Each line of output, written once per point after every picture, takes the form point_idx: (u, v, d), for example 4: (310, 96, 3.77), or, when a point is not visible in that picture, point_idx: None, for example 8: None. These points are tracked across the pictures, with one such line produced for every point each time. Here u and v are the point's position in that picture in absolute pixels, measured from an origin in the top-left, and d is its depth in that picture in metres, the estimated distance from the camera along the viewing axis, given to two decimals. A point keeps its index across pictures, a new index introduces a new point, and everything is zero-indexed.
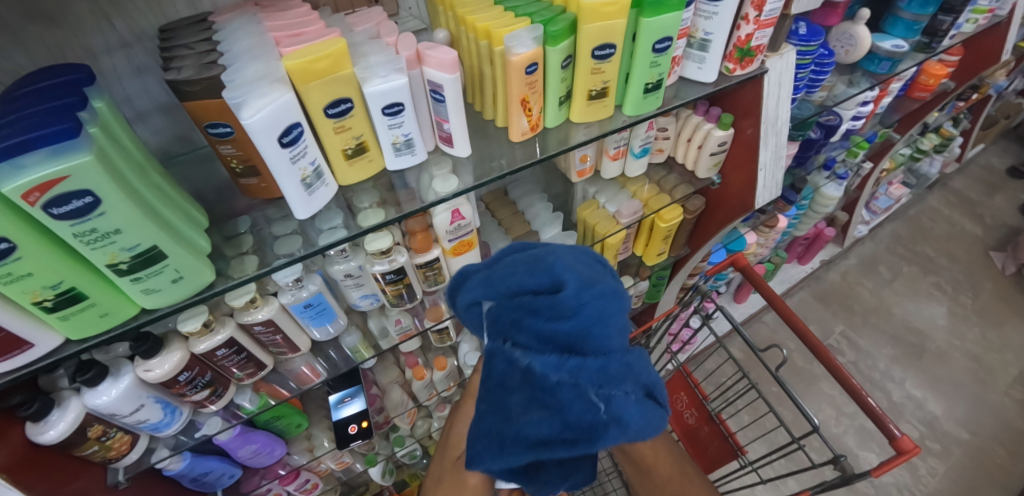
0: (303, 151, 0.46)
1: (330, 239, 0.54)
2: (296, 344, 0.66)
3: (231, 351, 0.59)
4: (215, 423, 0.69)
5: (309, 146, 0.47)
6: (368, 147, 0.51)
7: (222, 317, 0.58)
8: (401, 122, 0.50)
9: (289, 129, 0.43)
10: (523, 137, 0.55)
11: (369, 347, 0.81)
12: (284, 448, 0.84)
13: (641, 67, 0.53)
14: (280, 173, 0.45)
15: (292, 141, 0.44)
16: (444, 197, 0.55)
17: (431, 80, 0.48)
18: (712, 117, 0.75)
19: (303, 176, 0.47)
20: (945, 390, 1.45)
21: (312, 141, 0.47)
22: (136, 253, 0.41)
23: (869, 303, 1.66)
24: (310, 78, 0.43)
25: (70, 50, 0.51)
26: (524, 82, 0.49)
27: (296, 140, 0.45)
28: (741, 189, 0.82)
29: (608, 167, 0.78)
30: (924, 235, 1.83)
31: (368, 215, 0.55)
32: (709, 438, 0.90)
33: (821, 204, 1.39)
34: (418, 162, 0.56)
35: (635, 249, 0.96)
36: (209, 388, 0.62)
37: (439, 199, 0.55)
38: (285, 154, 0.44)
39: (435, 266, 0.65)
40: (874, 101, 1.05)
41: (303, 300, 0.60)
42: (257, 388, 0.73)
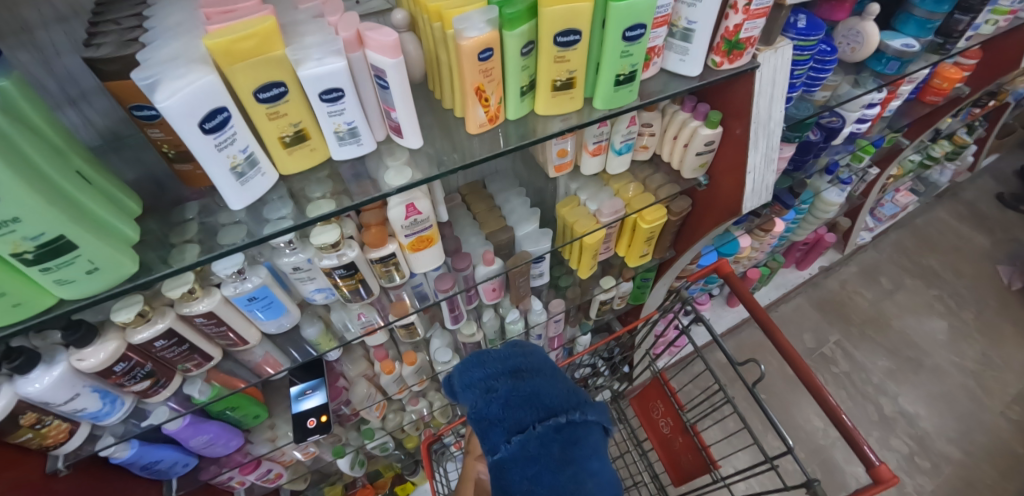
0: (232, 137, 0.42)
1: (274, 230, 0.50)
2: (244, 337, 0.64)
3: (171, 342, 0.57)
4: (162, 412, 0.67)
5: (240, 133, 0.43)
6: (308, 134, 0.48)
7: (160, 308, 0.55)
8: (342, 109, 0.46)
9: (213, 115, 0.40)
10: (481, 130, 0.51)
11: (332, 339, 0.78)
12: (240, 438, 0.82)
13: (611, 56, 0.48)
14: (207, 160, 0.42)
15: (218, 127, 0.41)
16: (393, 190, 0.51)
17: (374, 64, 0.44)
18: (699, 114, 0.70)
19: (234, 164, 0.44)
20: (940, 406, 1.41)
21: (243, 127, 0.43)
22: (41, 242, 0.37)
23: (868, 313, 1.61)
24: (234, 59, 0.39)
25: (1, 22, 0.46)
26: (478, 69, 0.45)
27: (222, 127, 0.41)
28: (729, 192, 0.77)
29: (588, 163, 0.74)
30: (929, 245, 1.76)
31: (316, 206, 0.52)
32: (682, 450, 0.87)
33: (821, 208, 1.33)
34: (365, 151, 0.52)
35: (618, 249, 0.92)
36: (150, 379, 0.60)
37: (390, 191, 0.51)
38: (209, 141, 0.41)
39: (392, 262, 0.62)
40: (881, 104, 0.99)
41: (246, 293, 0.57)
42: (209, 377, 0.70)
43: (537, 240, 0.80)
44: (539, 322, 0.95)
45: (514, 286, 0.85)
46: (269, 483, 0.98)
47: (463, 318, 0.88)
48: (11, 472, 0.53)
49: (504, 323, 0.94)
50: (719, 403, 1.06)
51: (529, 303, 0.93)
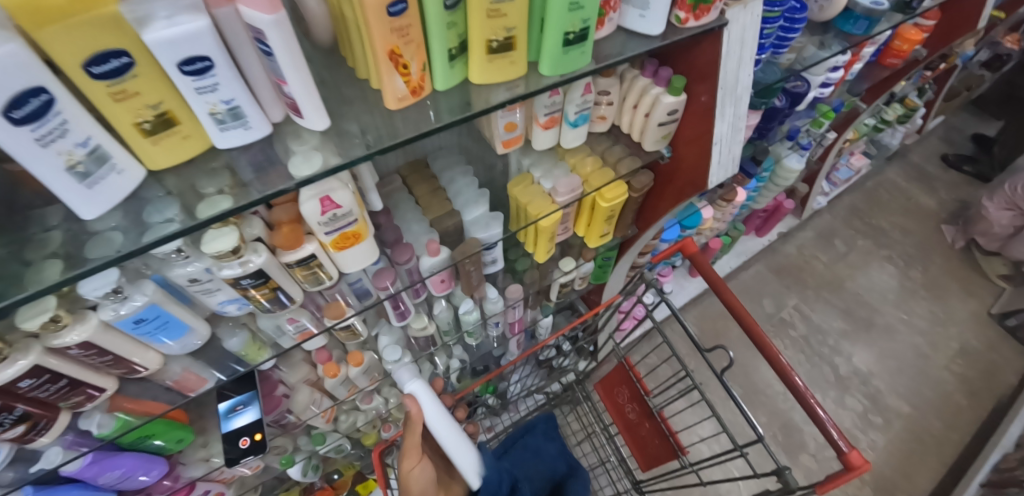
0: (61, 128, 0.32)
1: (156, 236, 0.39)
2: (140, 363, 0.54)
3: (42, 381, 0.46)
4: (55, 455, 0.57)
5: (74, 120, 0.32)
6: (176, 118, 0.38)
7: (21, 341, 0.44)
8: (215, 84, 0.35)
9: (22, 97, 0.29)
10: (401, 105, 0.42)
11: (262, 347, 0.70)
12: (163, 466, 0.72)
13: (557, 10, 0.39)
14: (25, 159, 0.31)
15: (35, 115, 0.30)
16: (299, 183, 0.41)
17: (249, 24, 0.34)
18: (661, 80, 0.62)
19: (73, 163, 0.33)
20: (890, 364, 1.46)
21: (76, 112, 0.32)
22: None
23: (824, 276, 1.64)
24: (46, 19, 0.28)
25: None
26: (389, 27, 0.35)
27: (42, 113, 0.30)
28: (693, 164, 0.71)
29: (540, 137, 0.65)
30: (880, 207, 1.80)
31: (211, 205, 0.41)
32: (649, 436, 0.84)
33: (781, 176, 1.30)
34: (257, 136, 0.42)
35: (577, 229, 0.85)
36: (26, 423, 0.49)
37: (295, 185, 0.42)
38: (24, 134, 0.30)
39: (313, 264, 0.53)
40: (845, 66, 0.94)
41: (131, 315, 0.47)
42: (112, 408, 0.60)
43: (487, 225, 0.72)
44: (496, 310, 0.89)
45: (465, 276, 0.77)
46: None
47: (410, 312, 0.80)
48: None
49: (458, 313, 0.87)
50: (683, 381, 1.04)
51: (484, 292, 0.86)
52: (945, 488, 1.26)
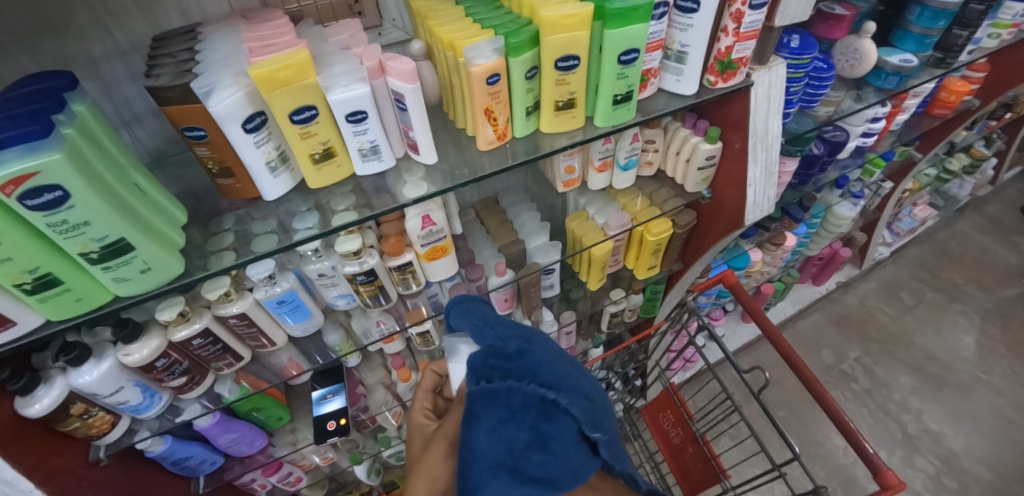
0: (266, 137, 0.49)
1: (303, 236, 0.56)
2: (272, 338, 0.67)
3: (207, 341, 0.61)
4: (194, 408, 0.71)
5: (274, 133, 0.50)
6: (336, 152, 0.52)
7: (199, 309, 0.60)
8: (366, 129, 0.50)
9: (252, 117, 0.47)
10: (490, 146, 0.56)
11: (353, 346, 0.81)
12: (264, 439, 0.85)
13: (608, 78, 0.53)
14: (246, 155, 0.49)
15: (257, 128, 0.48)
16: (421, 195, 0.56)
17: (394, 90, 0.48)
18: (699, 131, 0.74)
19: (268, 159, 0.51)
20: (966, 424, 1.37)
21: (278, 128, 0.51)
22: (105, 244, 0.44)
23: (888, 330, 1.57)
24: (274, 86, 0.44)
25: (74, 57, 0.54)
26: (487, 92, 0.50)
27: (260, 127, 0.48)
28: (731, 205, 0.80)
29: (594, 179, 0.78)
30: (951, 259, 1.72)
31: (339, 217, 0.58)
32: (692, 460, 0.87)
33: (833, 223, 1.32)
34: (386, 168, 0.56)
35: (626, 261, 0.95)
36: (187, 375, 0.65)
37: (418, 197, 0.56)
38: (249, 139, 0.48)
39: (408, 270, 0.66)
40: (886, 117, 1.01)
41: (276, 296, 0.61)
42: (238, 378, 0.74)
43: (547, 252, 0.85)
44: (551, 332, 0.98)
45: (525, 297, 0.88)
46: (291, 487, 0.99)
47: None
48: (59, 457, 0.60)
49: None
50: (728, 414, 1.06)
51: (540, 314, 0.95)
52: None
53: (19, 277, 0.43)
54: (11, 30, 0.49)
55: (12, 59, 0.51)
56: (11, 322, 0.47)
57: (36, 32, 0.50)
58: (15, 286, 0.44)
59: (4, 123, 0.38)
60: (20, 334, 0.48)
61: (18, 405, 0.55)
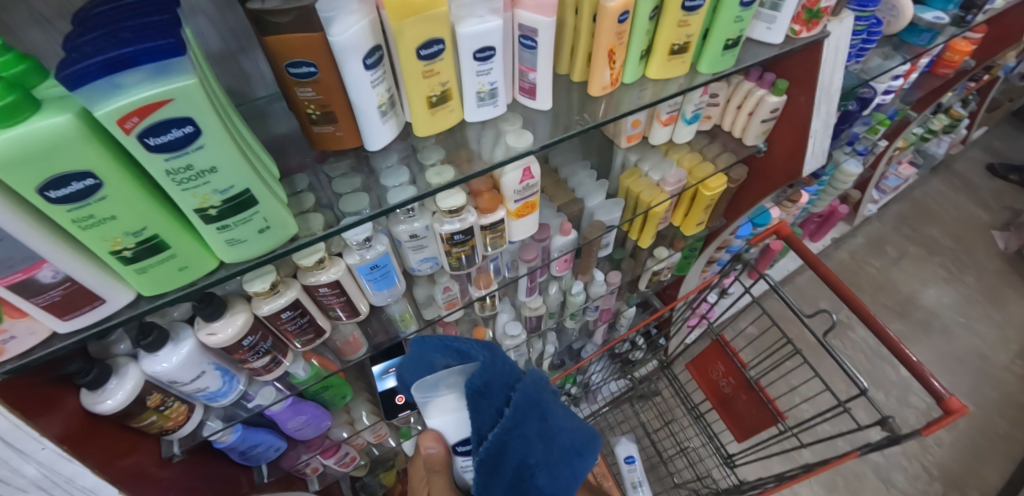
0: (381, 76, 0.45)
1: (400, 198, 0.53)
2: (355, 310, 0.63)
3: (295, 313, 0.57)
4: (268, 394, 0.67)
5: (387, 72, 0.46)
6: (451, 96, 0.48)
7: (286, 279, 0.56)
8: (489, 68, 0.47)
9: (371, 52, 0.43)
10: (602, 92, 0.54)
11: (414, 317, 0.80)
12: (330, 420, 0.81)
13: (725, 21, 0.52)
14: (360, 96, 0.45)
15: (375, 64, 0.44)
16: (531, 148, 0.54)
17: (524, 24, 0.45)
18: (766, 83, 0.75)
19: (380, 102, 0.47)
20: (950, 365, 1.52)
21: (389, 66, 0.47)
22: (227, 196, 0.38)
23: (878, 282, 1.70)
24: (408, 14, 0.39)
25: None
26: (614, 31, 0.48)
27: (376, 64, 0.44)
28: (786, 159, 0.83)
29: (658, 133, 0.79)
30: (929, 215, 1.87)
31: (438, 172, 0.54)
32: (746, 406, 0.91)
33: (840, 180, 1.38)
34: (496, 114, 0.53)
35: (674, 219, 0.97)
36: (269, 355, 0.60)
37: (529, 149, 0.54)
38: (367, 76, 0.44)
39: (499, 229, 0.63)
40: (904, 75, 1.04)
41: (370, 261, 0.58)
42: (308, 357, 0.70)
43: (609, 210, 0.84)
44: (600, 293, 0.98)
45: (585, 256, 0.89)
46: (344, 468, 0.97)
47: (536, 290, 0.91)
48: (134, 454, 0.56)
49: (567, 295, 0.98)
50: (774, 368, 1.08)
51: (591, 275, 0.95)
52: (1014, 483, 1.32)
53: (121, 241, 0.37)
54: None
55: None
56: (99, 299, 0.41)
57: None
58: (113, 253, 0.38)
59: (121, 38, 0.31)
60: (107, 313, 0.42)
61: (86, 401, 0.50)
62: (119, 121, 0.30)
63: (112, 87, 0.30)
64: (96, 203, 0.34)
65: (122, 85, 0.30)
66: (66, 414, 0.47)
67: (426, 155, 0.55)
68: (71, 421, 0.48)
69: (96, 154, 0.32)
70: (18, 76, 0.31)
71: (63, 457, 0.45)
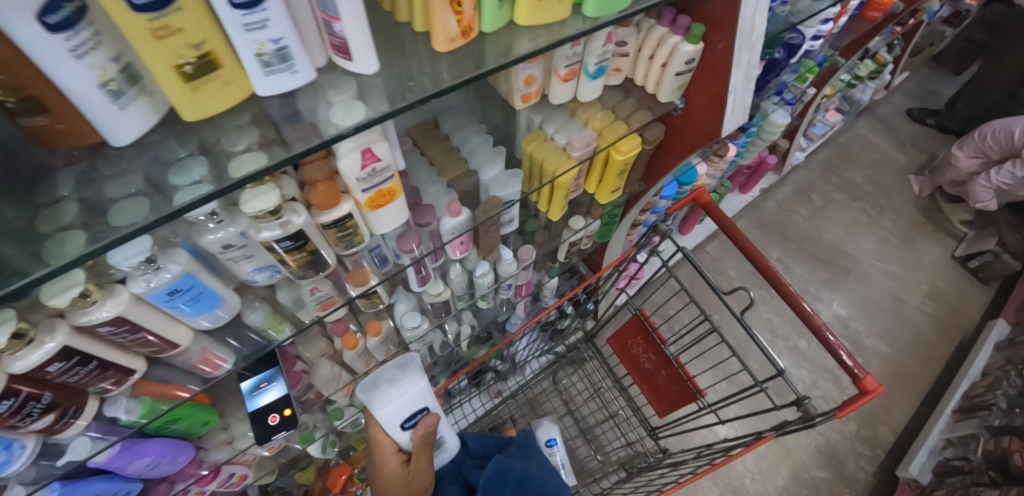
0: (92, 39, 0.30)
1: (187, 198, 0.37)
2: (172, 340, 0.50)
3: (71, 362, 0.43)
4: (82, 446, 0.54)
5: (105, 32, 0.31)
6: (218, 59, 0.34)
7: (43, 321, 0.41)
8: (265, 21, 0.32)
9: (54, 2, 0.27)
10: (450, 47, 0.41)
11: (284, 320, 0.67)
12: (190, 451, 0.69)
13: None
14: (61, 75, 0.29)
15: (71, 23, 0.28)
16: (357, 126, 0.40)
17: None
18: (679, 28, 0.63)
19: (105, 79, 0.32)
20: (866, 308, 1.59)
21: (105, 17, 0.31)
22: None
23: (804, 230, 1.72)
24: None
25: None
26: None
27: (75, 21, 0.28)
28: (705, 116, 0.74)
29: (559, 91, 0.66)
30: (853, 161, 1.89)
31: (242, 163, 0.39)
32: (667, 383, 0.87)
33: (768, 132, 1.31)
34: (301, 82, 0.39)
35: (587, 186, 0.85)
36: (55, 411, 0.46)
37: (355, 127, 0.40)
38: (61, 43, 0.28)
39: (348, 225, 0.51)
40: (834, 18, 0.95)
41: (165, 286, 0.44)
42: (137, 392, 0.57)
43: (507, 183, 0.71)
44: (510, 271, 0.88)
45: (485, 237, 0.77)
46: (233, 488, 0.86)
47: (429, 278, 0.79)
48: None
49: (473, 276, 0.86)
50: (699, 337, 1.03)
51: (499, 254, 0.84)
52: (919, 416, 1.42)
53: None
54: None
55: None
56: None
57: None
58: None
59: None
60: None
61: None
62: None
63: None
64: None
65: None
66: None
67: (234, 139, 0.40)
68: None
69: None
70: None
71: None
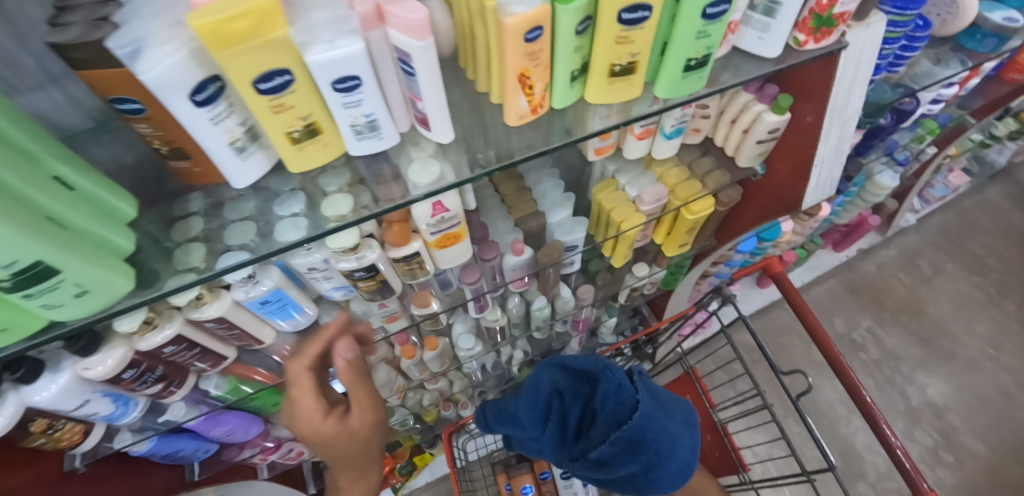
0: (227, 110, 0.37)
1: (285, 236, 0.46)
2: (258, 337, 0.59)
3: (181, 347, 0.53)
4: (180, 409, 0.65)
5: (236, 103, 0.37)
6: (322, 129, 0.39)
7: (165, 311, 0.51)
8: (360, 99, 0.37)
9: (203, 84, 0.34)
10: (521, 121, 0.43)
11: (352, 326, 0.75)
12: (260, 427, 0.80)
13: (684, 37, 0.40)
14: (200, 133, 0.37)
15: (211, 100, 0.35)
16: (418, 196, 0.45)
17: (397, 47, 0.35)
18: (766, 98, 0.61)
19: (233, 138, 0.39)
20: (968, 400, 1.38)
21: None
22: (18, 270, 0.31)
23: (903, 300, 1.54)
24: (228, 43, 0.30)
25: None
26: (523, 52, 0.37)
27: (215, 98, 0.35)
28: (785, 185, 0.71)
29: (632, 147, 0.67)
30: (977, 229, 1.65)
31: (332, 204, 0.46)
32: (708, 448, 0.87)
33: (871, 192, 1.19)
34: (388, 146, 0.43)
35: (655, 236, 0.86)
36: (163, 381, 0.57)
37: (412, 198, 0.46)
38: (201, 114, 0.35)
39: (416, 261, 0.56)
40: (960, 83, 0.84)
41: (258, 297, 0.51)
42: (226, 372, 0.67)
43: (571, 229, 0.74)
44: (567, 309, 0.90)
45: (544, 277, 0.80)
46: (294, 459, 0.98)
47: (487, 306, 0.83)
48: (26, 470, 0.56)
49: (530, 308, 0.89)
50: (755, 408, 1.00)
51: (556, 290, 0.87)
52: None
53: None
54: None
55: None
56: None
57: None
58: None
59: None
60: None
61: None
62: None
63: None
64: None
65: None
66: None
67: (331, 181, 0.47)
68: None
69: None
70: None
71: None
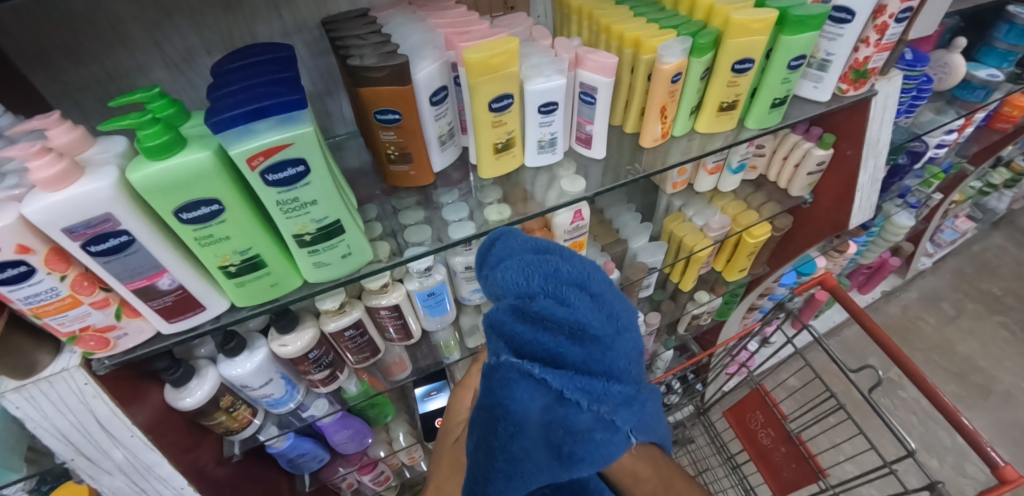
0: (445, 110, 0.52)
1: (460, 232, 0.57)
2: (409, 332, 0.68)
3: (356, 332, 0.62)
4: (321, 405, 0.73)
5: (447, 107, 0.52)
6: (515, 143, 0.53)
7: (352, 299, 0.62)
8: (551, 120, 0.52)
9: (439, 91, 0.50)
10: (653, 143, 0.58)
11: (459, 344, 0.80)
12: (371, 437, 0.86)
13: (772, 83, 0.56)
14: (424, 124, 0.51)
15: (439, 101, 0.50)
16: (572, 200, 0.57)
17: (584, 82, 0.51)
18: (812, 137, 0.77)
19: (441, 133, 0.54)
20: (1013, 435, 1.41)
21: (451, 105, 0.53)
22: (321, 225, 0.44)
23: (933, 340, 1.61)
24: (484, 72, 0.44)
25: (240, 37, 0.54)
26: (667, 89, 0.52)
27: (442, 99, 0.51)
28: (832, 211, 0.85)
29: (704, 181, 0.81)
30: (989, 272, 1.77)
31: (495, 210, 0.58)
32: (785, 459, 0.91)
33: (891, 232, 1.34)
34: (553, 161, 0.58)
35: (715, 264, 0.98)
36: (329, 368, 0.66)
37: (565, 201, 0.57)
38: (431, 111, 0.50)
39: None
40: (959, 130, 1.02)
41: (428, 288, 0.63)
42: (359, 373, 0.75)
43: (653, 252, 0.86)
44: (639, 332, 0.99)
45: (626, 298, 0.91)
46: (380, 486, 1.00)
47: None
48: (199, 449, 0.62)
49: None
50: (824, 414, 1.04)
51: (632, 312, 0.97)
52: None
53: (230, 258, 0.43)
54: (192, 7, 0.49)
55: (183, 37, 0.51)
56: (201, 306, 0.47)
57: (208, 8, 0.50)
58: (222, 267, 0.44)
59: (262, 91, 0.38)
60: (207, 318, 0.48)
61: (170, 396, 0.56)
62: (248, 158, 0.36)
63: (245, 132, 0.36)
64: (218, 224, 0.40)
65: (255, 130, 0.36)
66: (150, 407, 0.54)
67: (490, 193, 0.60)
68: (154, 414, 0.54)
69: (221, 180, 0.38)
70: (171, 117, 0.38)
71: (146, 446, 0.52)
